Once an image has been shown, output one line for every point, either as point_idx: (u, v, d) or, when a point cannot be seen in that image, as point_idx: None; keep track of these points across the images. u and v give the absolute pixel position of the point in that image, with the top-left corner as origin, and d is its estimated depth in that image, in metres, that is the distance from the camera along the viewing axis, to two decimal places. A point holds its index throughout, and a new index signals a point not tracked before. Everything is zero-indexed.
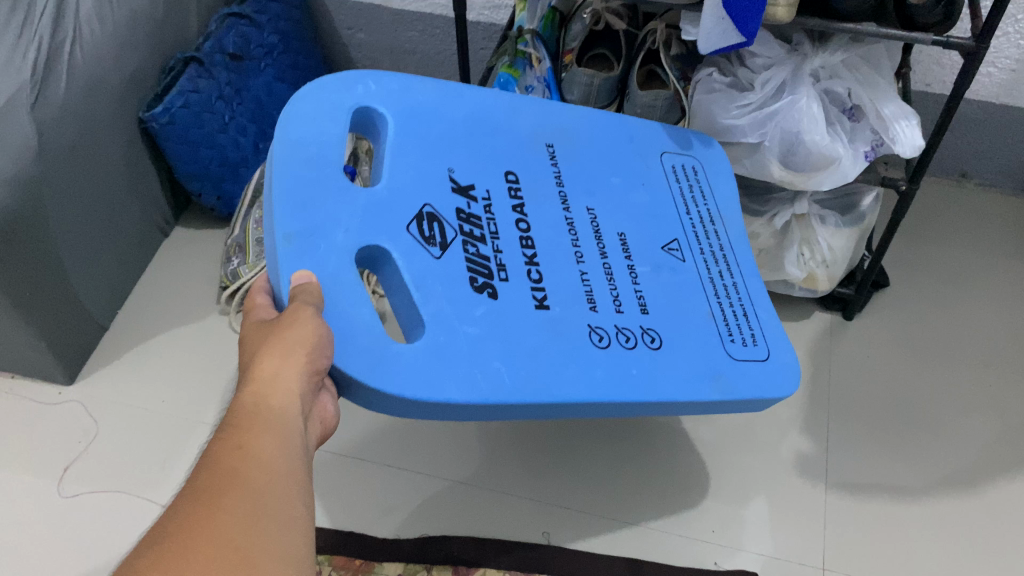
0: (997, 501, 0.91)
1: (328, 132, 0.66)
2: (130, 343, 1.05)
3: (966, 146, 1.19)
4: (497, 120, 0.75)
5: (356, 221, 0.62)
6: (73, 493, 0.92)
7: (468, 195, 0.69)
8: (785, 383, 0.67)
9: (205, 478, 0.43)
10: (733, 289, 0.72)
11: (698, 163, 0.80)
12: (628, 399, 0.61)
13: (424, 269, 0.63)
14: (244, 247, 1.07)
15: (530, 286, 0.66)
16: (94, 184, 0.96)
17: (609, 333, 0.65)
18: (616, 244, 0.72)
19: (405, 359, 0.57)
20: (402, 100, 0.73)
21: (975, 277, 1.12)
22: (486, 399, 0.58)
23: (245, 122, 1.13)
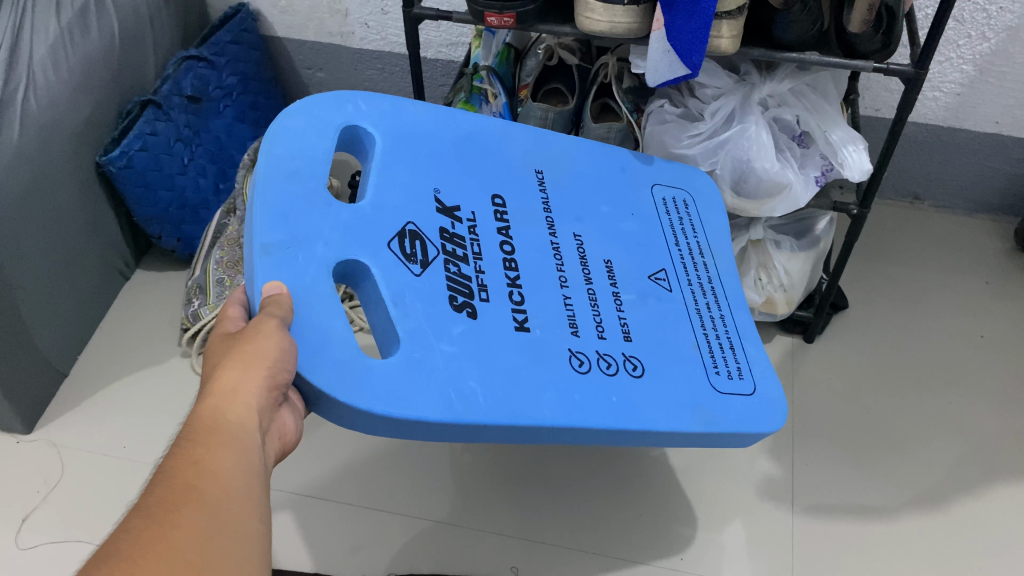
0: (962, 518, 0.92)
1: (315, 147, 0.66)
2: (91, 389, 1.04)
3: (917, 168, 1.21)
4: (487, 143, 0.76)
5: (337, 235, 0.62)
6: (31, 544, 0.90)
7: (453, 215, 0.70)
8: (773, 417, 0.67)
9: (160, 493, 0.44)
10: (720, 321, 0.73)
11: (691, 196, 0.81)
12: (611, 428, 0.61)
13: (404, 284, 0.63)
14: (204, 288, 1.07)
15: (510, 307, 0.66)
16: (52, 228, 0.95)
17: (590, 359, 0.65)
18: (601, 270, 0.73)
19: (379, 375, 0.56)
20: (392, 121, 0.73)
21: (931, 296, 1.14)
22: (458, 418, 0.57)
23: (205, 163, 1.14)
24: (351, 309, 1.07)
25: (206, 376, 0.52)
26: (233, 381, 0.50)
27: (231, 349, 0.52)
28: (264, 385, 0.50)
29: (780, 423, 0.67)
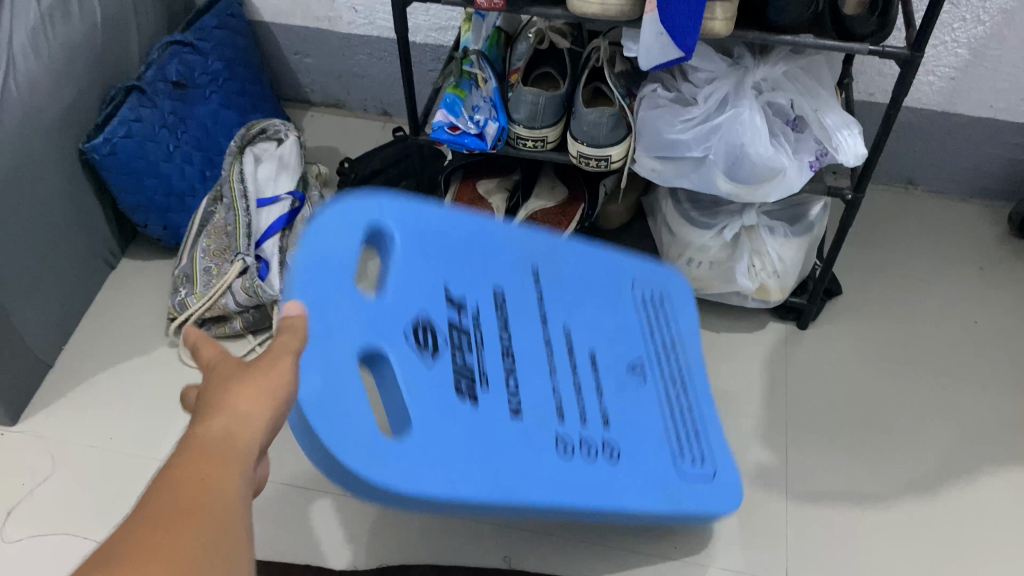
0: (956, 505, 0.92)
1: (344, 246, 0.65)
2: (76, 380, 1.02)
3: (912, 153, 1.20)
4: (495, 238, 0.79)
5: (361, 325, 0.65)
6: (17, 537, 0.89)
7: (459, 306, 0.74)
8: (725, 502, 0.81)
9: (164, 506, 0.39)
10: (688, 413, 0.85)
11: (667, 291, 0.91)
12: (594, 504, 0.70)
13: (416, 375, 0.67)
14: (192, 277, 1.06)
15: (507, 398, 0.72)
16: (34, 216, 0.94)
17: (574, 444, 0.73)
18: (587, 358, 0.80)
19: (393, 456, 0.61)
20: (404, 194, 0.74)
21: (925, 282, 1.14)
22: (496, 494, 0.65)
23: (191, 150, 1.11)
24: None
25: (205, 399, 0.46)
26: (248, 409, 0.46)
27: (235, 375, 0.48)
28: (272, 418, 0.47)
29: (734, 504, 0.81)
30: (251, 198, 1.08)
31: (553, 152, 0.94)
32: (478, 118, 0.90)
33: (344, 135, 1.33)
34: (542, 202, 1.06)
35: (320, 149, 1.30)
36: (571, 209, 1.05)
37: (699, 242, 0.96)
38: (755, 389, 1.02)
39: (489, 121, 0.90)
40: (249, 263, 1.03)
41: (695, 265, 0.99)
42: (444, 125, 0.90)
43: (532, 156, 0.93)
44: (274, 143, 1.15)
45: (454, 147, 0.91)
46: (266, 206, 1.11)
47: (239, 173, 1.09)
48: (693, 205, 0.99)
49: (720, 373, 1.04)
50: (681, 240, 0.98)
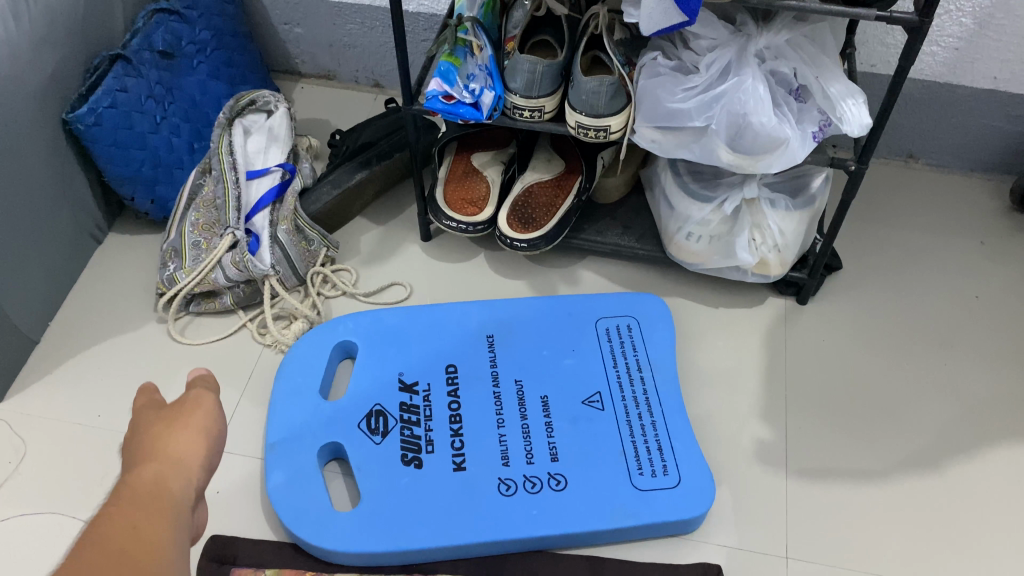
0: (957, 481, 0.91)
1: (304, 380, 0.93)
2: (63, 357, 1.00)
3: (914, 126, 1.19)
4: (450, 324, 0.99)
5: (322, 427, 0.89)
6: (3, 517, 0.87)
7: (412, 389, 0.93)
8: (693, 504, 0.84)
9: (104, 534, 0.46)
10: (651, 428, 0.90)
11: (637, 320, 1.00)
12: (549, 531, 0.82)
13: (367, 455, 0.87)
14: (181, 251, 1.03)
15: (452, 453, 0.88)
16: (18, 189, 0.91)
17: (517, 482, 0.85)
18: (538, 406, 0.92)
19: (341, 525, 0.82)
20: (375, 329, 0.99)
21: (925, 257, 1.12)
22: (397, 546, 0.81)
23: (179, 122, 1.09)
24: (332, 273, 1.07)
25: (139, 448, 0.55)
26: (182, 449, 0.55)
27: (167, 422, 0.57)
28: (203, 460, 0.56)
29: (707, 501, 0.85)
30: (241, 171, 1.06)
31: (550, 122, 0.91)
32: (474, 87, 0.88)
33: (336, 108, 1.30)
34: (539, 175, 1.04)
35: (311, 122, 1.28)
36: (568, 183, 1.03)
37: (699, 216, 0.94)
38: (754, 365, 1.01)
39: (485, 90, 0.88)
40: (239, 238, 1.01)
41: (694, 240, 0.97)
42: (439, 94, 0.87)
43: (529, 126, 0.91)
44: (264, 116, 1.13)
45: (450, 117, 0.88)
46: (256, 178, 1.08)
47: (229, 145, 1.06)
48: (692, 177, 0.97)
49: (719, 349, 1.02)
50: (680, 214, 0.96)
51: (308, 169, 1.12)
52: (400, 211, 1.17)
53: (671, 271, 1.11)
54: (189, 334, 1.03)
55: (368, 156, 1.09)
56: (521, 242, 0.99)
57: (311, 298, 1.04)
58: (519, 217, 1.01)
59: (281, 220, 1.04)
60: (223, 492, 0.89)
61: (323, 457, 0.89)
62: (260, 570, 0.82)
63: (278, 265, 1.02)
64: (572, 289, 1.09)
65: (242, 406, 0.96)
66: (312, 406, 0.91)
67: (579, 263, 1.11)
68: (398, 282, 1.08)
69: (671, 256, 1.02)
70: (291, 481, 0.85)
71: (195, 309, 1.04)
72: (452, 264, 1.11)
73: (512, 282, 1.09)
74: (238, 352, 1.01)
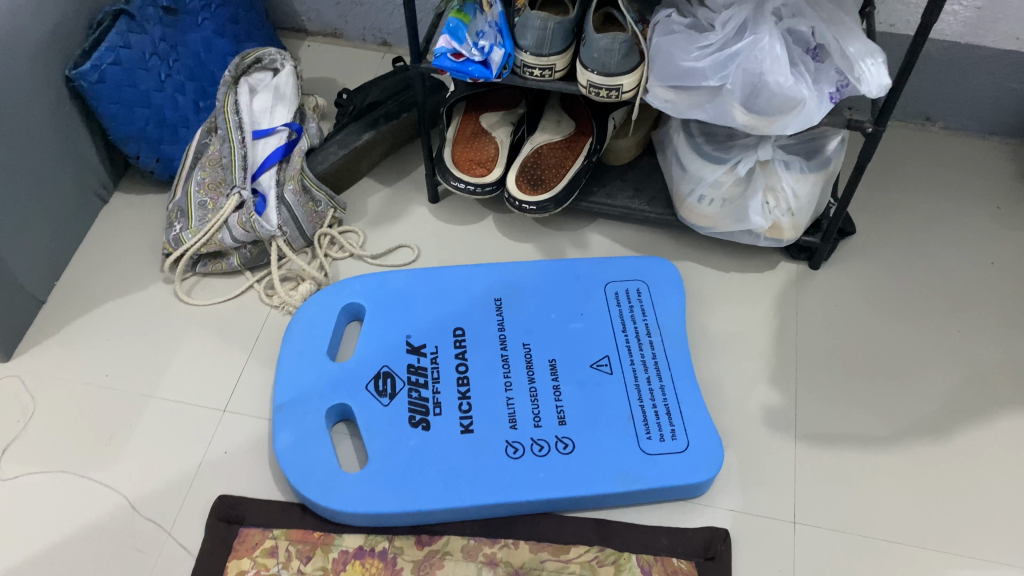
0: (968, 447, 0.90)
1: (312, 341, 0.93)
2: (71, 317, 1.00)
3: (931, 88, 1.16)
4: (457, 287, 0.99)
5: (330, 389, 0.89)
6: (13, 475, 0.87)
7: (420, 352, 0.93)
8: (701, 468, 0.84)
9: None
10: (660, 392, 0.90)
11: (646, 284, 0.99)
12: (556, 494, 0.82)
13: (374, 416, 0.87)
14: (186, 211, 1.02)
15: (459, 416, 0.87)
16: (21, 148, 0.91)
17: (524, 445, 0.85)
18: (546, 368, 0.91)
19: (348, 486, 0.82)
20: (383, 290, 0.98)
21: (940, 222, 1.10)
22: (405, 507, 0.81)
23: (184, 80, 1.07)
24: (339, 235, 1.06)
25: None
26: None
27: None
28: None
29: (715, 465, 0.84)
30: (247, 130, 1.05)
31: (561, 81, 0.89)
32: (483, 44, 0.86)
33: (342, 67, 1.28)
34: (548, 136, 1.02)
35: (317, 82, 1.26)
36: (578, 144, 1.02)
37: (712, 178, 0.93)
38: (764, 330, 1.00)
39: (494, 47, 0.86)
40: (246, 197, 1.00)
41: (706, 202, 0.95)
42: (447, 51, 0.86)
43: (539, 85, 0.89)
44: (270, 74, 1.12)
45: (459, 75, 0.87)
46: (263, 138, 1.07)
47: (234, 105, 1.05)
48: (705, 138, 0.95)
49: (729, 314, 1.01)
50: (692, 176, 0.95)
51: (315, 129, 1.10)
52: (407, 172, 1.16)
53: (681, 234, 1.09)
54: (195, 295, 1.03)
55: (375, 115, 1.07)
56: (530, 204, 0.98)
57: (318, 258, 1.03)
58: (528, 179, 1.00)
59: (288, 180, 1.03)
60: (231, 452, 0.89)
61: (330, 419, 0.89)
62: (268, 532, 0.83)
63: (285, 227, 1.01)
64: (581, 252, 1.07)
65: (250, 367, 0.96)
66: (320, 368, 0.91)
67: (588, 226, 1.10)
68: (406, 244, 1.07)
69: (682, 219, 1.01)
70: (299, 441, 0.85)
71: (202, 270, 1.03)
72: (460, 226, 1.10)
73: (520, 245, 1.08)
74: (245, 313, 1.01)
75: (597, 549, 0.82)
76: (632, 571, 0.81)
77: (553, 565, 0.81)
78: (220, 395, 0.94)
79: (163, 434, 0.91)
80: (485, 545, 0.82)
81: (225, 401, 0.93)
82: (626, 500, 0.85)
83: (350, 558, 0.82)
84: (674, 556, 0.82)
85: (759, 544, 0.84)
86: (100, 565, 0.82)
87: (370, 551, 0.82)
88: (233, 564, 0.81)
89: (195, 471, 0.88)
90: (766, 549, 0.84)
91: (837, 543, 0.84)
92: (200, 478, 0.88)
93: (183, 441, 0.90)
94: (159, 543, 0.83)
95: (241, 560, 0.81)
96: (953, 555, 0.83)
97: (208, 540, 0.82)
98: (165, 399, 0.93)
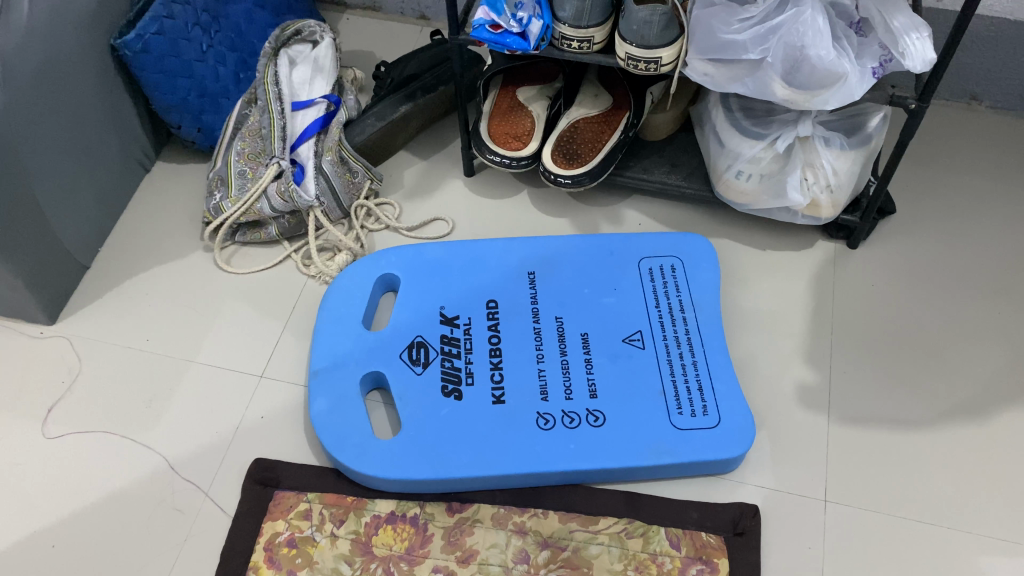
0: (1005, 431, 0.89)
1: (348, 310, 0.94)
2: (113, 283, 1.02)
3: (978, 65, 1.14)
4: (491, 260, 0.99)
5: (365, 357, 0.90)
6: (57, 434, 0.90)
7: (453, 324, 0.94)
8: (732, 444, 0.84)
9: None
10: (692, 367, 0.90)
11: (680, 260, 0.99)
12: (586, 465, 0.82)
13: (407, 384, 0.88)
14: (226, 180, 1.04)
15: (491, 386, 0.88)
16: (67, 116, 0.92)
17: (555, 417, 0.86)
18: (578, 342, 0.92)
19: (382, 453, 0.83)
20: (418, 261, 0.99)
21: (982, 202, 1.09)
22: (437, 474, 0.82)
23: (225, 51, 1.08)
24: (375, 207, 1.07)
25: None
26: None
27: None
28: None
29: (746, 440, 0.84)
30: (287, 102, 1.06)
31: (599, 54, 0.89)
32: (522, 15, 0.85)
33: (380, 40, 1.28)
34: (585, 111, 1.02)
35: (355, 55, 1.27)
36: (615, 119, 1.01)
37: (750, 153, 0.92)
38: (800, 309, 0.99)
39: (533, 19, 0.85)
40: (285, 167, 1.01)
41: (744, 178, 0.95)
42: (485, 23, 0.87)
43: (577, 57, 0.89)
44: (309, 46, 1.13)
45: (497, 46, 0.87)
46: (302, 109, 1.07)
47: (274, 76, 1.06)
48: (744, 113, 0.94)
49: (764, 292, 1.01)
50: (729, 151, 0.94)
51: (353, 101, 1.11)
52: (444, 146, 1.16)
53: (717, 212, 1.09)
54: (235, 263, 1.04)
55: (413, 88, 1.08)
56: (565, 177, 0.98)
57: (355, 228, 1.04)
58: (564, 153, 0.99)
59: (326, 150, 1.04)
60: (267, 417, 0.91)
61: (365, 386, 0.90)
62: (303, 496, 0.85)
63: (322, 197, 1.02)
64: (615, 228, 1.07)
65: (286, 335, 0.98)
66: (355, 335, 0.92)
67: (624, 202, 1.10)
68: (441, 218, 1.08)
69: (719, 195, 1.00)
70: (334, 406, 0.87)
71: (241, 239, 1.05)
72: (495, 199, 1.10)
73: (555, 220, 1.08)
74: (283, 282, 1.02)
75: (626, 521, 0.83)
76: (660, 544, 0.82)
77: (581, 536, 0.82)
78: (257, 361, 0.95)
79: (201, 398, 0.93)
80: (514, 514, 0.83)
81: (262, 367, 0.95)
82: (657, 474, 0.86)
83: (382, 522, 0.83)
84: (703, 530, 0.83)
85: (789, 522, 0.84)
86: (140, 523, 0.84)
87: (401, 517, 0.83)
88: (269, 526, 0.83)
89: (231, 434, 0.90)
90: (796, 527, 0.84)
91: (868, 522, 0.84)
92: (237, 441, 0.90)
93: (220, 405, 0.92)
94: (196, 503, 0.85)
95: (276, 522, 0.83)
96: (988, 539, 0.82)
97: (245, 502, 0.84)
98: (203, 364, 0.95)
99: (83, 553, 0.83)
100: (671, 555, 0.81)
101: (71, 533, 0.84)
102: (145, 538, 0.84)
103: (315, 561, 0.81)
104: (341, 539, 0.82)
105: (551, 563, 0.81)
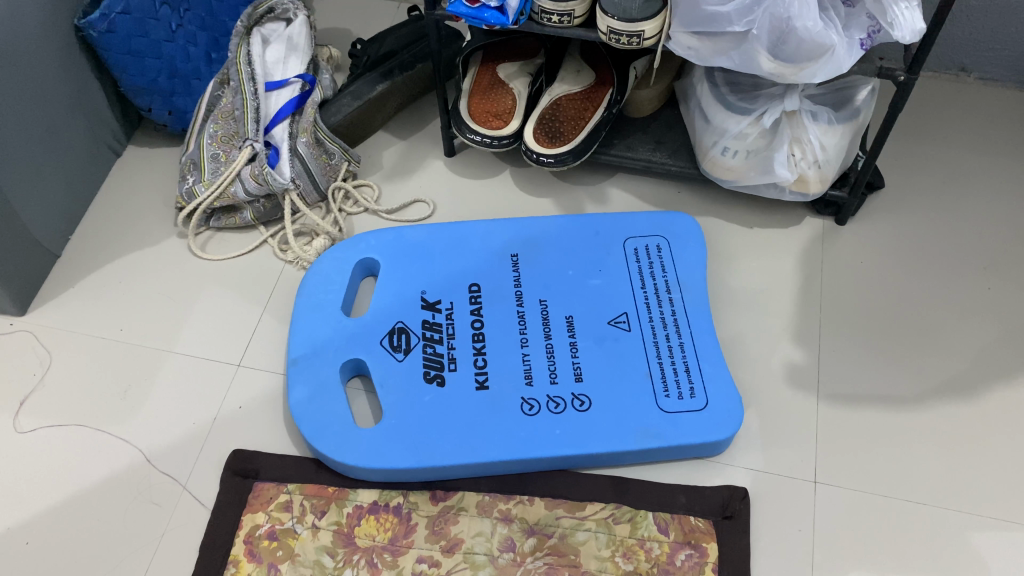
0: (995, 407, 0.88)
1: (326, 296, 0.92)
2: (85, 271, 0.99)
3: (968, 36, 1.11)
4: (474, 243, 0.97)
5: (344, 343, 0.88)
6: (29, 427, 0.88)
7: (435, 308, 0.91)
8: (720, 427, 0.82)
9: None
10: (678, 348, 0.88)
11: (665, 239, 0.97)
12: (571, 451, 0.81)
13: (388, 372, 0.86)
14: (199, 164, 1.01)
15: (474, 372, 0.86)
16: (31, 98, 0.89)
17: (540, 402, 0.84)
18: (563, 325, 0.90)
19: (362, 440, 0.82)
20: (398, 245, 0.97)
21: (973, 175, 1.07)
22: (419, 462, 0.80)
23: (195, 30, 1.03)
24: (353, 188, 1.05)
25: None
26: None
27: None
28: None
29: (734, 423, 0.83)
30: (260, 82, 1.03)
31: (580, 27, 0.86)
32: None
33: (358, 18, 1.25)
34: (568, 87, 0.99)
35: (331, 33, 1.23)
36: (598, 95, 0.99)
37: (737, 129, 0.90)
38: (787, 287, 0.98)
39: None
40: (259, 150, 0.99)
41: (730, 155, 0.92)
42: None
43: (558, 32, 0.86)
44: (282, 24, 1.09)
45: (475, 21, 0.85)
46: (276, 89, 1.04)
47: (247, 55, 1.03)
48: (730, 87, 0.92)
49: (751, 271, 0.99)
50: (716, 127, 0.92)
51: (329, 80, 1.09)
52: (423, 125, 1.14)
53: (703, 189, 1.06)
54: (210, 249, 1.02)
55: (390, 65, 1.05)
56: (548, 156, 0.95)
57: (334, 211, 1.02)
58: (546, 131, 0.97)
59: (301, 131, 1.01)
60: (246, 406, 0.89)
61: (345, 373, 0.88)
62: (283, 487, 0.83)
63: (299, 180, 1.00)
64: (600, 208, 1.05)
65: (265, 322, 0.95)
66: (334, 322, 0.90)
67: (608, 180, 1.08)
68: (421, 200, 1.05)
69: (705, 172, 0.98)
70: (314, 395, 0.85)
71: (216, 224, 1.02)
72: (476, 179, 1.08)
73: (538, 200, 1.06)
74: (259, 267, 1.00)
75: (613, 507, 0.82)
76: (648, 529, 0.80)
77: (568, 522, 0.81)
78: (234, 350, 0.93)
79: (178, 388, 0.90)
80: (499, 502, 0.82)
81: (240, 356, 0.93)
82: (645, 458, 0.84)
83: (364, 513, 0.81)
84: (691, 515, 0.81)
85: (778, 504, 0.83)
86: (116, 516, 0.82)
87: (384, 507, 0.82)
88: (249, 518, 0.81)
89: (209, 425, 0.88)
90: (785, 509, 0.82)
91: (858, 503, 0.83)
92: (215, 432, 0.87)
93: (198, 395, 0.90)
94: (174, 497, 0.83)
95: (256, 514, 0.81)
96: (978, 516, 0.81)
97: (223, 493, 0.82)
98: (179, 355, 0.93)
99: (57, 550, 0.81)
100: (659, 540, 0.80)
101: (46, 530, 0.82)
102: (121, 532, 0.82)
103: (297, 553, 0.79)
104: (322, 531, 0.80)
105: (537, 550, 0.79)
